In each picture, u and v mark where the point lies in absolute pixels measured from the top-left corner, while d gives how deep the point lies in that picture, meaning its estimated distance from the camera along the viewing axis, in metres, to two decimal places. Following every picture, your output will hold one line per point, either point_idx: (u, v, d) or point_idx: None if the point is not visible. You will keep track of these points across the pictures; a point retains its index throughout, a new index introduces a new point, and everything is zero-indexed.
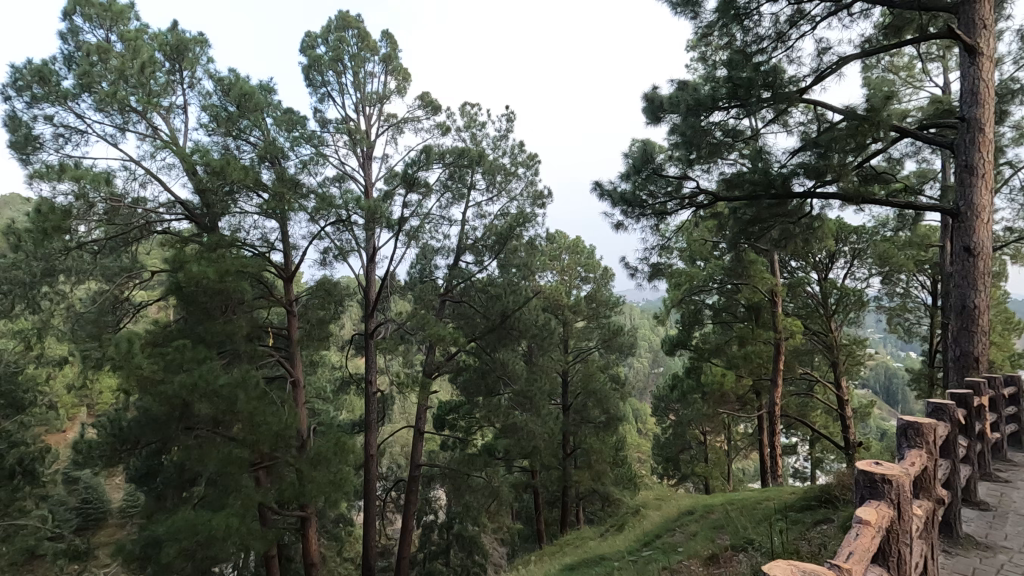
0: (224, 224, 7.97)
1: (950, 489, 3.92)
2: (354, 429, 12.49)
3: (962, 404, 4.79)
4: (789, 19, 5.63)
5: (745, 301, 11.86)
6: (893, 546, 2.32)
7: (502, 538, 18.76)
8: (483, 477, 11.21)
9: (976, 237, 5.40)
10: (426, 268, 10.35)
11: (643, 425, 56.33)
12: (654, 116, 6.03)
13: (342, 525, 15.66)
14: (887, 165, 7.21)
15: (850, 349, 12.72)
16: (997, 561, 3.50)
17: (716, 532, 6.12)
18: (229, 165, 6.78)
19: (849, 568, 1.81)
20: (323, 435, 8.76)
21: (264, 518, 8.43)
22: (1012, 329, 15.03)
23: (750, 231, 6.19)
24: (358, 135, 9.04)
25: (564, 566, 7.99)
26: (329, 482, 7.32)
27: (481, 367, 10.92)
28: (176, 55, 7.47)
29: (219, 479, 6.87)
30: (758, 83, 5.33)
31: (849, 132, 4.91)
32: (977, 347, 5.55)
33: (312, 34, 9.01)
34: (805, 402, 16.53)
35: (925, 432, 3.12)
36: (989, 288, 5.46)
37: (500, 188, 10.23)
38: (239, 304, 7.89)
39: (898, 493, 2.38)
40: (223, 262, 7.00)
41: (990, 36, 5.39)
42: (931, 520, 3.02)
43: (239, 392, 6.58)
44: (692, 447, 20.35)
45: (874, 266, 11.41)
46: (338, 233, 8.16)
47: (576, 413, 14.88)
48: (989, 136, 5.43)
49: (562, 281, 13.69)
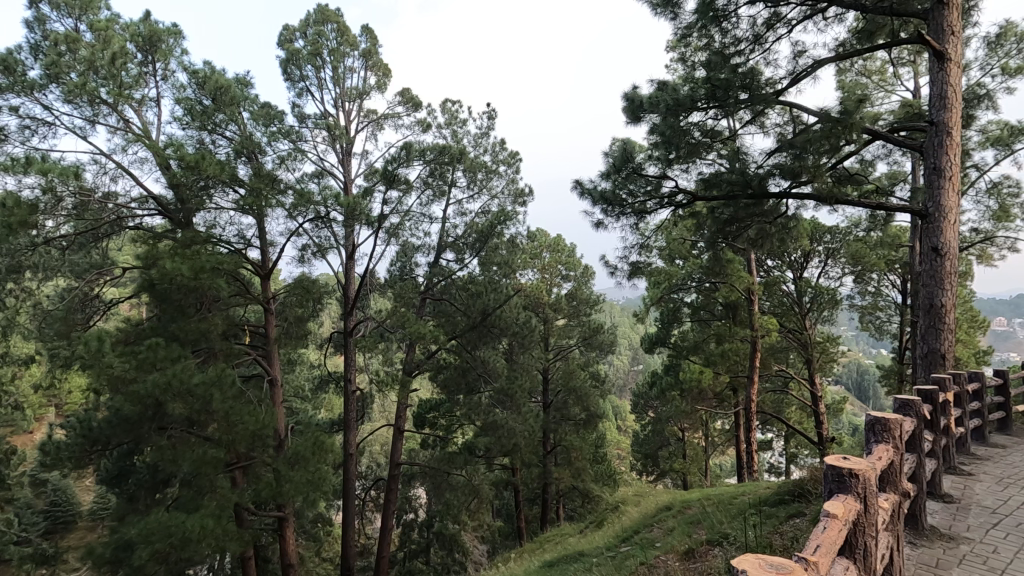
0: (199, 220, 7.83)
1: (917, 483, 4.01)
2: (334, 428, 12.37)
3: (928, 400, 4.90)
4: (766, 21, 5.73)
5: (723, 300, 12.03)
6: (860, 539, 2.38)
7: (482, 536, 18.76)
8: (463, 476, 11.23)
9: (943, 237, 5.55)
10: (406, 266, 10.32)
11: (624, 424, 57.58)
12: (634, 115, 6.06)
13: (321, 524, 15.47)
14: (860, 167, 7.41)
15: (823, 348, 12.81)
16: (960, 552, 3.61)
17: (693, 528, 6.20)
18: (204, 159, 6.61)
19: (817, 562, 1.85)
20: (301, 434, 8.67)
21: (240, 518, 8.29)
22: (979, 327, 15.50)
23: (728, 229, 6.28)
24: (337, 131, 8.91)
25: (542, 563, 8.04)
26: (307, 482, 7.23)
27: (462, 366, 10.94)
28: (149, 46, 7.28)
29: (193, 481, 6.70)
30: (736, 84, 5.41)
31: (823, 134, 4.99)
32: (944, 345, 5.71)
33: (290, 28, 8.87)
34: (781, 398, 16.83)
35: (892, 427, 3.21)
36: (956, 287, 5.60)
37: (481, 185, 10.20)
38: (214, 302, 7.75)
39: (865, 488, 2.43)
40: (198, 259, 6.87)
41: (957, 42, 5.52)
42: (897, 513, 3.10)
43: (214, 392, 6.46)
44: (671, 444, 20.61)
45: (847, 266, 11.70)
46: (317, 230, 8.07)
47: (557, 410, 14.92)
48: (956, 140, 5.59)
49: (543, 278, 13.72)
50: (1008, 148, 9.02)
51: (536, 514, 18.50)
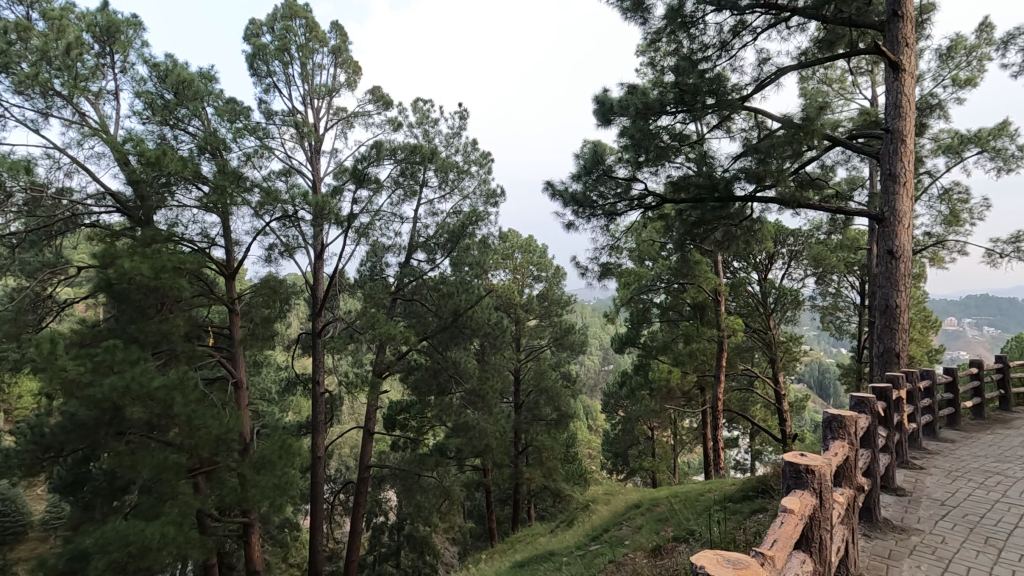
0: (160, 218, 7.60)
1: (870, 477, 4.15)
2: (302, 431, 12.14)
3: (882, 397, 5.09)
4: (732, 29, 5.86)
5: (691, 300, 12.26)
6: (816, 533, 2.46)
7: (453, 538, 18.68)
8: (434, 477, 11.17)
9: (898, 240, 5.78)
10: (376, 266, 10.21)
11: (594, 423, 58.40)
12: (605, 118, 6.12)
13: (288, 530, 15.14)
14: (821, 172, 7.69)
15: (787, 347, 13.19)
16: (911, 543, 3.76)
17: (661, 524, 6.30)
18: (165, 155, 6.39)
19: (774, 557, 1.90)
20: (267, 437, 8.48)
21: (202, 525, 8.05)
22: (931, 327, 16.15)
23: (695, 232, 6.39)
24: (305, 128, 8.75)
25: (513, 563, 8.06)
26: (274, 486, 7.09)
27: (433, 367, 10.86)
28: (107, 37, 7.02)
29: (153, 487, 6.46)
30: (703, 89, 5.52)
31: (787, 139, 5.13)
32: (898, 344, 5.94)
33: (257, 22, 8.67)
34: (747, 397, 17.29)
35: (848, 424, 3.32)
36: (910, 288, 5.84)
37: (453, 186, 10.17)
38: (176, 302, 7.52)
39: (820, 483, 2.51)
40: (159, 258, 6.66)
41: (911, 53, 5.74)
42: (852, 506, 3.21)
43: (176, 395, 6.27)
44: (641, 443, 20.89)
45: (809, 267, 12.07)
46: (284, 229, 7.93)
47: (528, 410, 14.95)
48: (910, 147, 5.82)
49: (515, 279, 13.77)
50: (958, 156, 9.45)
51: (507, 514, 18.50)
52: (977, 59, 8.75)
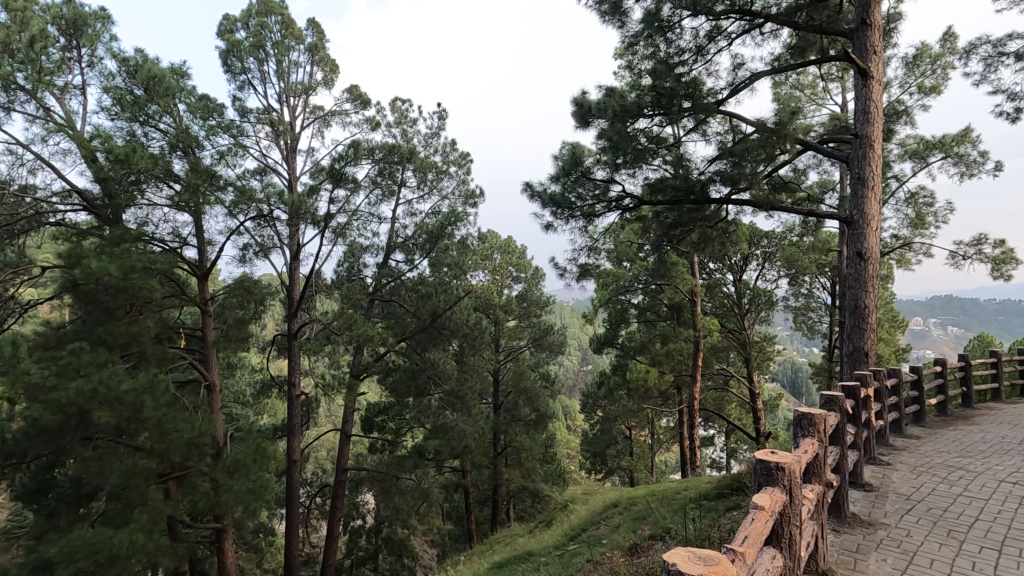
0: (129, 216, 7.40)
1: (840, 473, 4.26)
2: (277, 434, 11.95)
3: (851, 395, 5.23)
4: (707, 34, 5.96)
5: (668, 301, 12.38)
6: (786, 528, 2.51)
7: (432, 540, 18.56)
8: (412, 479, 11.09)
9: (866, 243, 5.94)
10: (354, 266, 10.10)
11: (573, 423, 58.84)
12: (583, 120, 6.16)
13: (262, 535, 14.87)
14: (794, 175, 7.87)
15: (761, 346, 13.44)
16: (878, 537, 3.87)
17: (638, 523, 6.36)
18: (134, 153, 6.22)
19: (744, 553, 1.94)
20: (241, 441, 8.32)
21: (173, 531, 7.85)
22: (898, 327, 16.64)
23: (672, 233, 6.48)
24: (281, 126, 8.61)
25: (492, 564, 8.07)
26: (248, 491, 6.97)
27: (411, 368, 10.79)
28: (73, 30, 6.81)
29: (121, 494, 6.28)
30: (679, 92, 5.60)
31: (760, 143, 5.24)
32: (867, 343, 6.10)
33: (231, 18, 8.52)
34: (722, 396, 17.58)
35: (817, 422, 3.40)
36: (877, 289, 6.01)
37: (432, 186, 10.14)
38: (146, 303, 7.33)
39: (790, 479, 2.57)
40: (128, 258, 6.48)
41: (879, 61, 5.90)
42: (821, 502, 3.29)
43: (146, 398, 6.12)
44: (619, 442, 21.07)
45: (782, 269, 12.34)
46: (259, 229, 7.80)
47: (507, 411, 14.94)
48: (877, 152, 5.99)
49: (494, 280, 13.77)
50: (923, 161, 9.77)
51: (486, 516, 18.48)
52: (941, 67, 9.05)
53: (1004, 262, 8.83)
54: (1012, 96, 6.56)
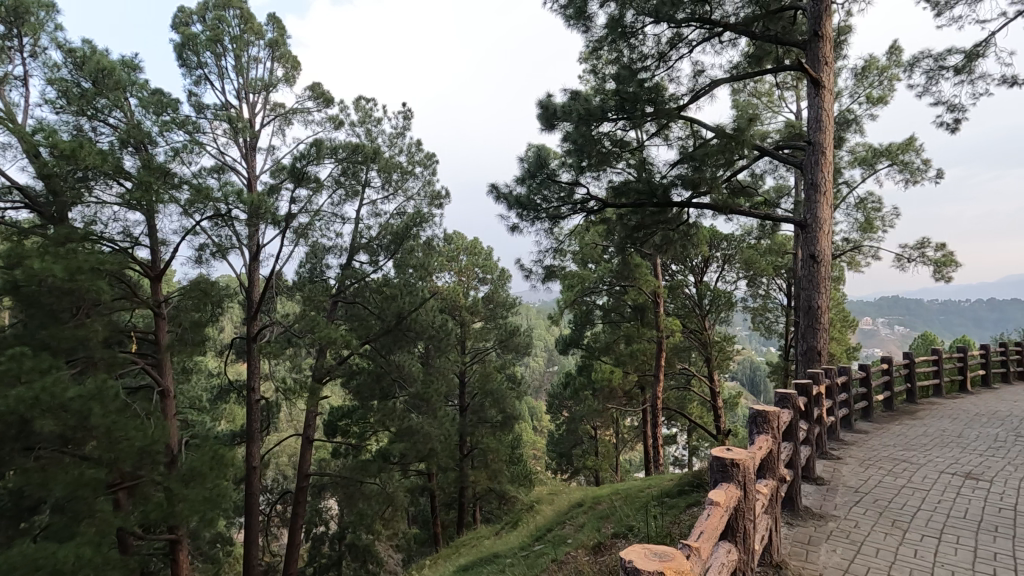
0: (76, 215, 7.06)
1: (793, 468, 4.41)
2: (235, 440, 11.58)
3: (804, 393, 5.43)
4: (669, 41, 6.10)
5: (632, 302, 12.56)
6: (740, 523, 2.59)
7: (397, 545, 18.33)
8: (377, 483, 10.93)
9: (819, 246, 6.18)
10: (317, 267, 9.90)
11: (539, 424, 59.19)
12: (548, 123, 6.20)
13: (220, 545, 14.37)
14: (752, 179, 8.13)
15: (721, 346, 13.79)
16: (828, 529, 4.03)
17: (602, 522, 6.42)
18: (81, 148, 5.93)
19: (699, 549, 1.99)
20: (197, 448, 8.03)
21: (123, 544, 7.50)
22: (849, 326, 17.35)
23: (635, 236, 6.59)
24: (239, 123, 8.36)
25: (457, 568, 8.00)
26: (204, 500, 6.73)
27: (376, 371, 10.65)
28: (14, 18, 6.45)
29: (66, 506, 5.96)
30: (642, 98, 5.72)
31: (720, 149, 5.39)
32: (819, 342, 6.34)
33: (186, 10, 8.23)
34: (684, 395, 17.99)
35: (771, 419, 3.51)
36: (829, 290, 6.25)
37: (396, 187, 10.03)
38: (94, 306, 7.01)
39: (745, 476, 2.65)
40: (75, 258, 6.16)
41: (830, 71, 6.14)
42: (775, 497, 3.40)
43: (94, 406, 5.83)
44: (584, 442, 21.28)
45: (741, 271, 12.70)
46: (216, 229, 7.56)
47: (473, 413, 14.87)
48: (829, 158, 6.24)
49: (460, 281, 13.70)
50: (871, 168, 10.23)
51: (452, 518, 18.38)
52: (887, 79, 9.49)
53: (945, 264, 9.33)
54: (951, 108, 6.95)
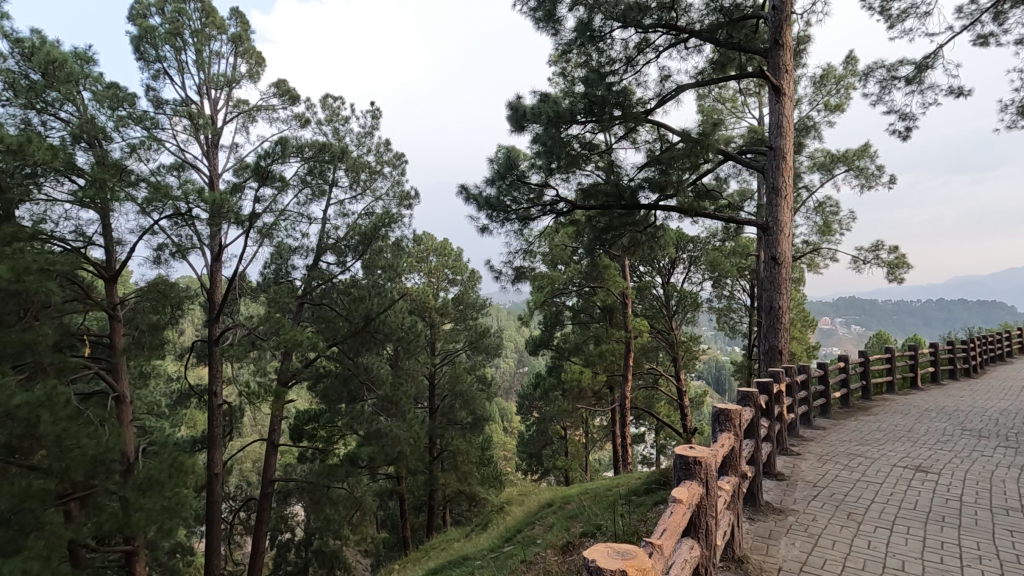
0: (24, 213, 6.73)
1: (755, 465, 4.52)
2: (196, 446, 11.23)
3: (765, 391, 5.58)
4: (636, 46, 6.20)
5: (601, 303, 12.70)
6: (703, 519, 2.64)
7: (366, 550, 18.04)
8: (344, 488, 10.74)
9: (780, 248, 6.36)
10: (282, 269, 9.68)
11: (510, 425, 59.27)
12: (518, 124, 6.21)
13: (180, 555, 13.89)
14: (716, 183, 8.32)
15: (687, 346, 14.07)
16: (788, 523, 4.15)
17: (571, 522, 6.46)
18: (30, 143, 5.64)
19: (661, 545, 2.02)
20: (155, 455, 7.75)
21: (76, 558, 7.14)
22: (808, 326, 17.91)
23: (604, 237, 6.67)
24: (200, 120, 8.12)
25: (426, 571, 7.91)
26: (162, 508, 6.50)
27: (343, 373, 10.48)
28: None
29: (12, 519, 5.65)
30: (610, 101, 5.80)
31: (685, 152, 5.50)
32: (780, 341, 6.53)
33: (144, 1, 7.94)
34: (651, 395, 18.28)
35: (733, 417, 3.58)
36: (790, 291, 6.44)
37: (364, 186, 9.90)
38: (44, 308, 6.70)
39: (706, 473, 2.71)
40: (22, 258, 5.84)
41: (790, 79, 6.33)
42: (736, 493, 3.48)
43: (42, 413, 5.56)
44: (554, 443, 21.39)
45: (706, 272, 13.00)
46: (176, 228, 7.32)
47: (443, 415, 14.78)
48: (788, 163, 6.44)
49: (430, 282, 13.62)
50: (828, 173, 10.60)
51: (422, 521, 18.21)
52: (844, 87, 9.86)
53: (897, 266, 9.74)
54: (903, 116, 7.26)
